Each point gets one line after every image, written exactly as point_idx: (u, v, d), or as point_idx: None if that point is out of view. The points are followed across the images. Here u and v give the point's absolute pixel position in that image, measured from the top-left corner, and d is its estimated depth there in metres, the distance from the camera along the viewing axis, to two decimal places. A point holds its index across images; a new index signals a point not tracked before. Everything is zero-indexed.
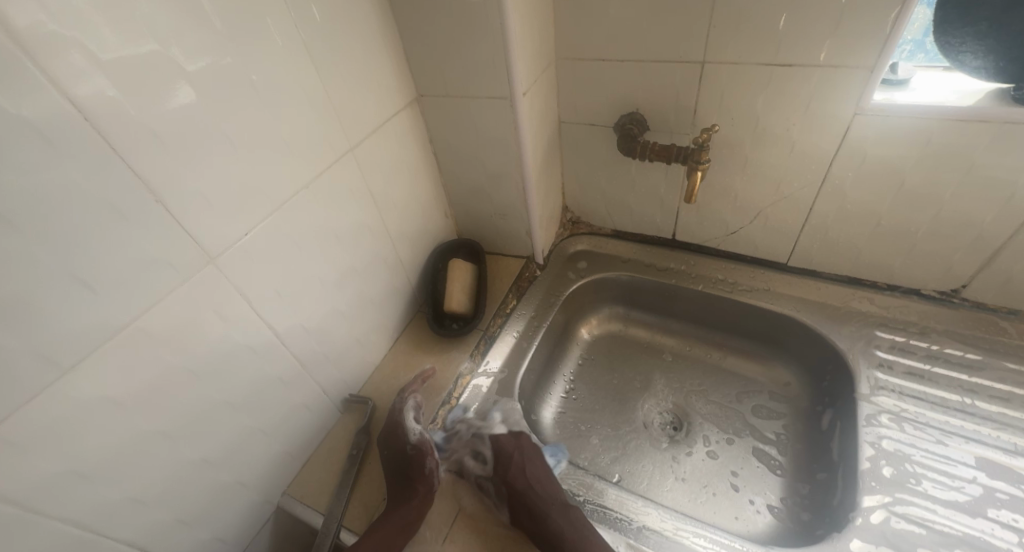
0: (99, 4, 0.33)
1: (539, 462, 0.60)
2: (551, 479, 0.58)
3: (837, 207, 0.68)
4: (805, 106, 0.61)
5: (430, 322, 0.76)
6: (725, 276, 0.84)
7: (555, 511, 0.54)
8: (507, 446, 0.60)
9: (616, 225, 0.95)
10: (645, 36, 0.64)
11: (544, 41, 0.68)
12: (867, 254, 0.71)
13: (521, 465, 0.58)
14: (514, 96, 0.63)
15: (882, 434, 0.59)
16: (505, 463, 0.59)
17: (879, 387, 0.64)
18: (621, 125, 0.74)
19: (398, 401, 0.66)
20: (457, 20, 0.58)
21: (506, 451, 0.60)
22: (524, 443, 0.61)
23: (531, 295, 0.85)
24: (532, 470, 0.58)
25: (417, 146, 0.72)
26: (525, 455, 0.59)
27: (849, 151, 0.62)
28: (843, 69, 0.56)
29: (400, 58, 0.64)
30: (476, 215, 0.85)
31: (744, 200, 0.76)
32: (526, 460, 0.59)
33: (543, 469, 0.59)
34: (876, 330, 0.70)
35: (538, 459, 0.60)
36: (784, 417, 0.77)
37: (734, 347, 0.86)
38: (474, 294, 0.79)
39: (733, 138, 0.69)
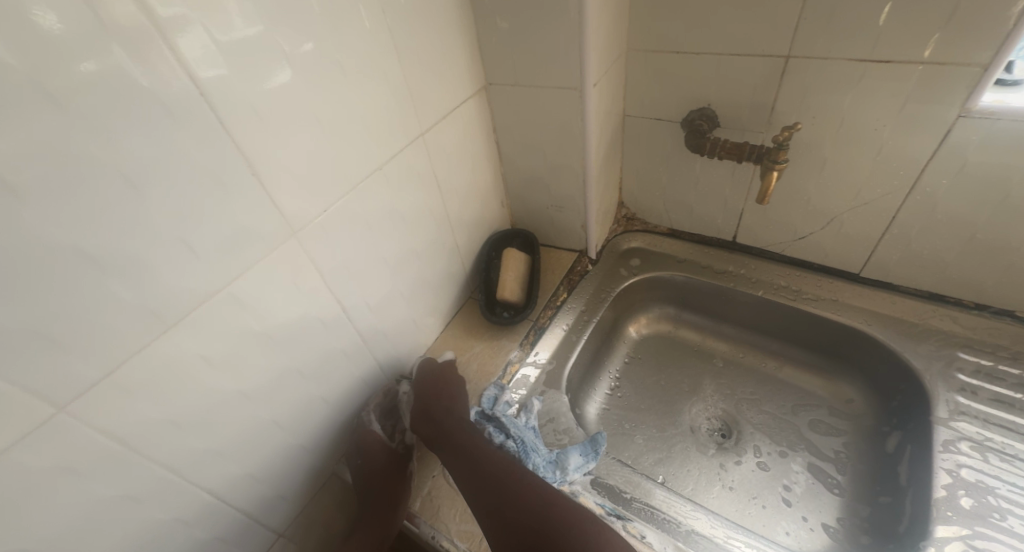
0: None
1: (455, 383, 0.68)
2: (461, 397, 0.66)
3: (924, 217, 0.64)
4: (900, 105, 0.57)
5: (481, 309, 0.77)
6: (788, 283, 0.80)
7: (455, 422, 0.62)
8: (430, 370, 0.68)
9: (673, 224, 0.92)
10: (727, 27, 0.62)
11: (619, 31, 0.66)
12: (954, 269, 0.66)
13: (432, 404, 0.64)
14: (585, 87, 0.62)
15: (961, 462, 0.55)
16: (423, 390, 0.66)
17: (959, 412, 0.59)
18: (690, 120, 0.72)
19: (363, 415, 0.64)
20: (535, 7, 0.57)
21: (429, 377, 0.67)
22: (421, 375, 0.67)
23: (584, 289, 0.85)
24: (444, 389, 0.66)
25: (481, 134, 0.73)
26: (441, 377, 0.67)
27: (946, 157, 0.57)
28: (951, 67, 0.52)
29: (473, 44, 0.64)
30: (532, 206, 0.85)
31: (818, 205, 0.72)
32: (438, 381, 0.67)
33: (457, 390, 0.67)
34: (959, 351, 0.65)
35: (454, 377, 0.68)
36: (844, 435, 0.73)
37: (793, 357, 0.82)
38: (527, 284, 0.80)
39: (812, 138, 0.65)
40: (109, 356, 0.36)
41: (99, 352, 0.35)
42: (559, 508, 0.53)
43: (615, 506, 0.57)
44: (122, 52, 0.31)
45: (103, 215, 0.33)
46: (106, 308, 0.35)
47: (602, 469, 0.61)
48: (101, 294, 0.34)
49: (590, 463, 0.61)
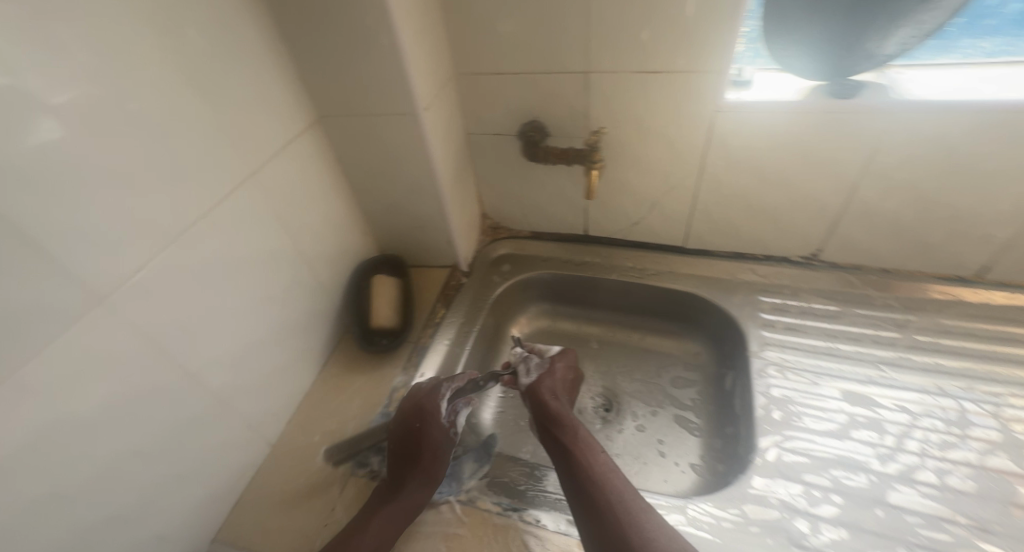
0: None
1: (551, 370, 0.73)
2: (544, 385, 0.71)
3: (715, 193, 0.78)
4: (676, 106, 0.69)
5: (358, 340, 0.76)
6: (634, 263, 0.92)
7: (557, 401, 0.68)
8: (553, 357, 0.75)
9: (533, 227, 1.00)
10: (533, 50, 0.69)
11: (441, 58, 0.71)
12: (745, 231, 0.82)
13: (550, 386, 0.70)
14: (415, 111, 0.65)
15: (771, 384, 0.68)
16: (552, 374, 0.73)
17: (766, 344, 0.74)
18: (523, 133, 0.79)
19: (444, 390, 0.66)
20: (347, 40, 0.58)
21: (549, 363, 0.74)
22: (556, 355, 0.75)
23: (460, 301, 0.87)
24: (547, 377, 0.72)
25: (325, 166, 0.72)
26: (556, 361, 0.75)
27: (717, 143, 0.71)
28: (701, 73, 0.64)
29: (296, 80, 0.63)
30: (394, 230, 0.86)
31: (640, 193, 0.84)
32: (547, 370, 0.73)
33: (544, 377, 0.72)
34: (760, 296, 0.81)
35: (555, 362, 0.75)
36: (696, 384, 0.86)
37: (650, 327, 0.94)
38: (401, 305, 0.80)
39: (622, 138, 0.76)
40: None
41: None
42: (597, 469, 0.59)
43: (512, 501, 0.60)
44: None
45: None
46: None
47: (497, 469, 0.64)
48: None
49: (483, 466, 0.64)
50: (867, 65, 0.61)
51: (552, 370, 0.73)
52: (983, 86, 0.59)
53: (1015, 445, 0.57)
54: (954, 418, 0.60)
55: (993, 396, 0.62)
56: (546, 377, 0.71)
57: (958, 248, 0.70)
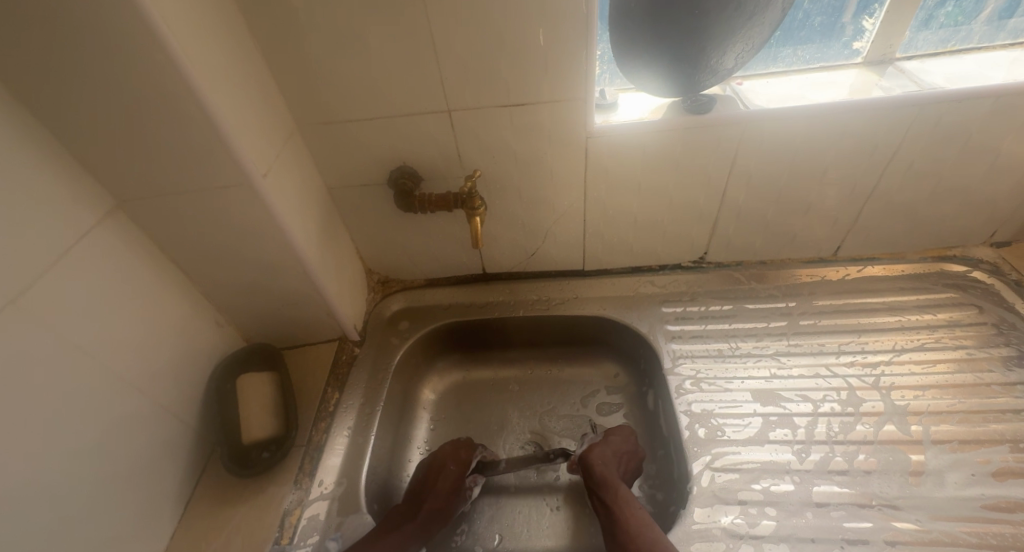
0: None
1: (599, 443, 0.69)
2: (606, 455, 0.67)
3: (602, 215, 0.78)
4: (548, 136, 0.66)
5: (228, 465, 0.63)
6: (539, 295, 0.88)
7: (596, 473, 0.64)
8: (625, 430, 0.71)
9: (426, 274, 0.92)
10: (384, 93, 0.62)
11: (276, 112, 0.60)
12: (636, 246, 0.83)
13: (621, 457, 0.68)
14: (250, 180, 0.54)
15: (690, 400, 0.67)
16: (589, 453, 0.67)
17: (677, 358, 0.74)
18: (394, 181, 0.71)
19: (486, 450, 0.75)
20: (133, 109, 0.46)
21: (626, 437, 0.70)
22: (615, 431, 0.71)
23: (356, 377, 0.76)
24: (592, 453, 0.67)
25: (143, 260, 0.57)
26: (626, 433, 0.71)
27: (595, 168, 0.70)
28: (565, 103, 0.63)
29: (72, 164, 0.49)
30: (259, 314, 0.72)
31: (530, 225, 0.80)
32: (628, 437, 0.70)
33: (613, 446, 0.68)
34: (662, 307, 0.82)
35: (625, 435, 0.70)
36: (622, 407, 0.84)
37: (567, 357, 0.90)
38: (279, 407, 0.68)
39: (501, 174, 0.72)
40: None
41: None
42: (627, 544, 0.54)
43: None
44: None
45: None
46: None
47: None
48: None
49: None
50: (711, 79, 0.64)
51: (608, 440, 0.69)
52: (811, 91, 0.64)
53: (899, 412, 0.62)
54: (847, 397, 0.65)
55: (872, 368, 0.68)
56: (601, 444, 0.68)
57: (817, 233, 0.76)
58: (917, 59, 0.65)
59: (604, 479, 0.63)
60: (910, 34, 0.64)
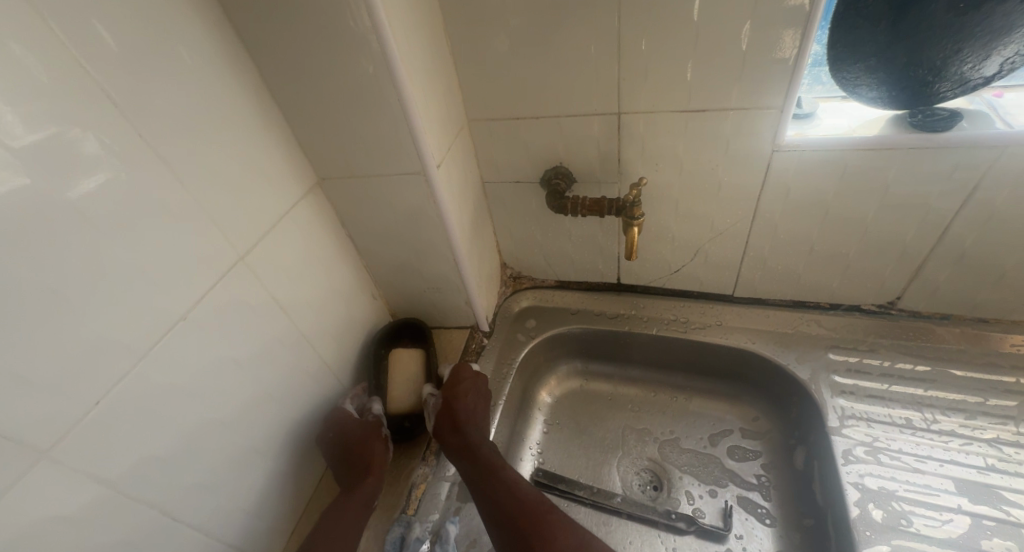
0: None
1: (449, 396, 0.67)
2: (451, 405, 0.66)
3: (770, 239, 0.69)
4: (726, 146, 0.60)
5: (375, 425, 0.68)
6: (676, 315, 0.82)
7: (455, 435, 0.63)
8: (458, 381, 0.68)
9: (559, 276, 0.91)
10: (557, 93, 0.61)
11: (453, 106, 0.63)
12: (806, 278, 0.72)
13: (455, 414, 0.65)
14: (427, 170, 0.57)
15: (864, 472, 0.56)
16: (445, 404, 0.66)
17: (847, 418, 0.62)
18: (548, 181, 0.71)
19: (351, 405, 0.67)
20: (346, 99, 0.51)
21: (459, 383, 0.68)
22: (453, 385, 0.68)
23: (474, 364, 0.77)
24: (453, 405, 0.66)
25: (328, 233, 0.65)
26: (462, 389, 0.68)
27: (774, 185, 0.62)
28: (756, 110, 0.56)
29: (290, 143, 0.56)
30: (407, 293, 0.77)
31: (681, 240, 0.74)
32: (462, 393, 0.67)
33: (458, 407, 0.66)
34: (830, 353, 0.70)
35: (471, 391, 0.68)
36: (761, 457, 0.74)
37: (698, 387, 0.82)
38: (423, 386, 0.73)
39: (661, 182, 0.67)
40: None
41: None
42: (524, 512, 0.56)
43: None
44: None
45: None
46: None
47: None
48: None
49: None
50: (956, 91, 0.52)
51: (464, 389, 0.68)
52: None
53: None
54: None
55: None
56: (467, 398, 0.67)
57: None
58: None
59: (457, 440, 0.63)
60: None
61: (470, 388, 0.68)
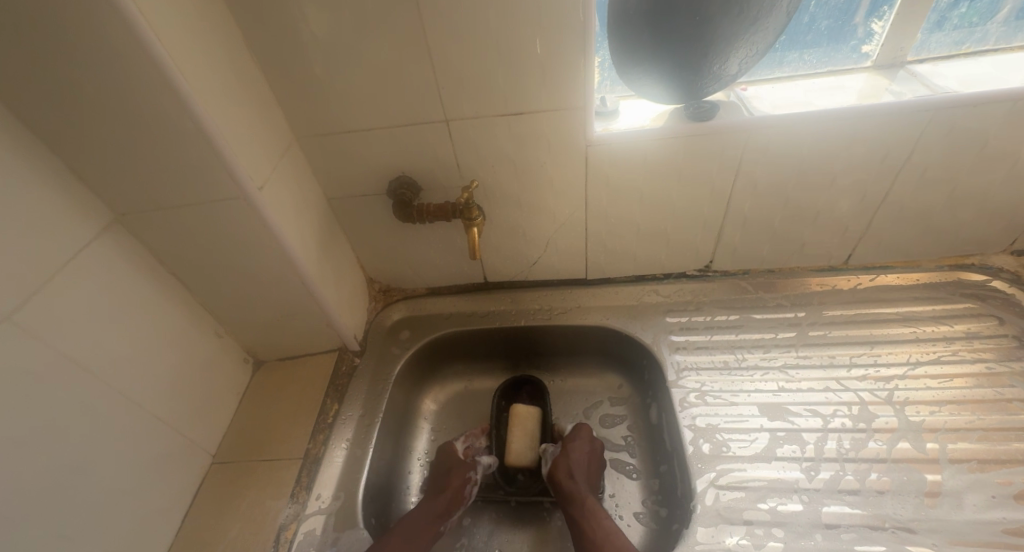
0: None
1: (581, 449, 0.71)
2: (577, 455, 0.70)
3: (604, 224, 0.76)
4: (548, 144, 0.66)
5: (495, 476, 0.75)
6: (541, 304, 0.87)
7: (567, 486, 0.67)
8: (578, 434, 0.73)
9: (428, 283, 0.91)
10: (380, 105, 0.62)
11: (273, 123, 0.60)
12: (639, 255, 0.81)
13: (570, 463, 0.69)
14: (247, 194, 0.54)
15: (695, 413, 0.65)
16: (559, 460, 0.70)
17: (682, 370, 0.72)
18: (393, 191, 0.71)
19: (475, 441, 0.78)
20: (127, 125, 0.46)
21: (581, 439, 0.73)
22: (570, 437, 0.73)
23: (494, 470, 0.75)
24: (575, 458, 0.70)
25: (143, 273, 0.58)
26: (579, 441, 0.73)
27: (595, 176, 0.69)
28: (564, 111, 0.62)
29: (70, 177, 0.49)
30: (258, 325, 0.72)
31: (531, 235, 0.80)
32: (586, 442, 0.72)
33: (575, 457, 0.70)
34: (666, 317, 0.80)
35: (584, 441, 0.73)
36: (625, 419, 0.82)
37: (570, 367, 0.89)
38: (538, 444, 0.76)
39: (500, 183, 0.71)
40: None
41: None
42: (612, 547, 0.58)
43: None
44: None
45: None
46: None
47: None
48: None
49: None
50: (715, 85, 0.62)
51: (578, 447, 0.71)
52: (818, 96, 0.62)
53: (915, 429, 0.60)
54: (859, 413, 0.63)
55: (886, 382, 0.66)
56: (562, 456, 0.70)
57: (826, 241, 0.74)
58: (930, 61, 0.63)
59: (571, 491, 0.66)
60: (922, 37, 0.62)
61: (580, 441, 0.72)
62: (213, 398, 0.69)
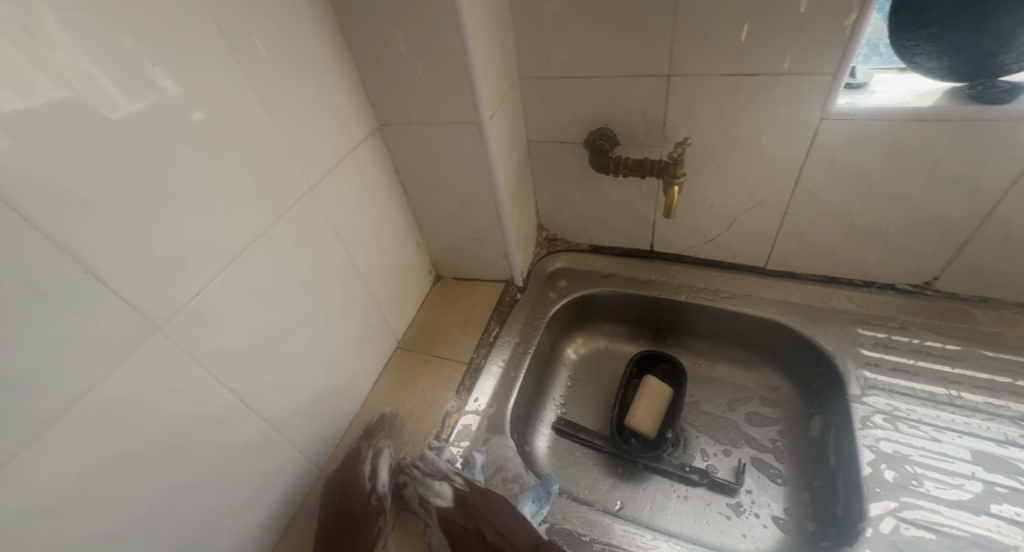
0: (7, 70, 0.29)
1: (498, 518, 0.55)
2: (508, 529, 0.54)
3: (809, 211, 0.69)
4: (774, 112, 0.60)
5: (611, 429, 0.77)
6: (706, 284, 0.83)
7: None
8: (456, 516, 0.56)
9: (593, 240, 0.93)
10: (609, 53, 0.63)
11: (507, 61, 0.66)
12: (842, 254, 0.72)
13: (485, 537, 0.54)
14: (480, 121, 0.60)
15: (878, 436, 0.59)
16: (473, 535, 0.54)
17: (869, 387, 0.64)
18: (591, 141, 0.72)
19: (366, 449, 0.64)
20: (411, 45, 0.55)
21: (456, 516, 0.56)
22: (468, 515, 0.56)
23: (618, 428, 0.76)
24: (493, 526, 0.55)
25: (382, 177, 0.69)
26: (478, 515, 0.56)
27: (818, 155, 0.62)
28: (808, 76, 0.56)
29: (356, 87, 0.60)
30: (448, 243, 0.82)
31: (718, 209, 0.75)
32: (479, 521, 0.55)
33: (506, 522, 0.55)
34: (858, 328, 0.71)
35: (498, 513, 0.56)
36: (778, 423, 0.77)
37: (722, 355, 0.85)
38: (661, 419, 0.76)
39: (705, 148, 0.68)
40: None
41: None
42: None
43: None
44: None
45: None
46: None
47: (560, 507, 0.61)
48: None
49: (544, 508, 0.59)
50: (1019, 63, 0.51)
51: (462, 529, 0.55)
52: None
53: None
54: None
55: None
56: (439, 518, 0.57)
57: None
58: None
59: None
60: None
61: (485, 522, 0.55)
62: (405, 296, 0.81)
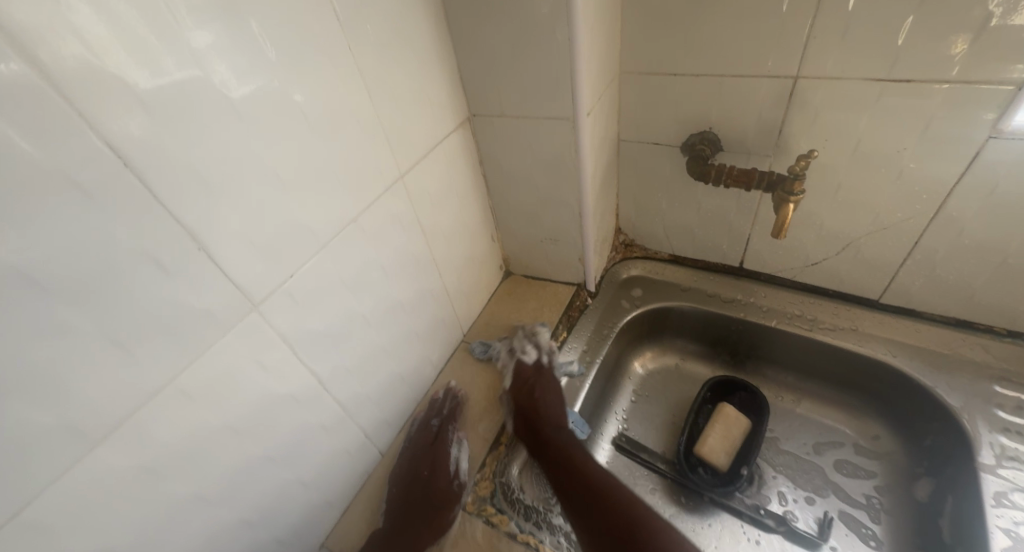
0: (147, 46, 0.29)
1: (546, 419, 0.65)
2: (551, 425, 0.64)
3: (950, 244, 0.59)
4: (924, 127, 0.52)
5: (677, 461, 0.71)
6: (802, 311, 0.75)
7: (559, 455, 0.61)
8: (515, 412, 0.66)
9: (675, 250, 0.86)
10: (729, 49, 0.57)
11: (612, 54, 0.61)
12: (984, 297, 0.61)
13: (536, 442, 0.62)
14: (579, 118, 0.56)
15: (1017, 518, 0.51)
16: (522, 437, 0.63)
17: (1008, 458, 0.55)
18: (690, 145, 0.67)
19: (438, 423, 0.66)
20: (517, 34, 0.52)
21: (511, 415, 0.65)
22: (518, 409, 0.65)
23: (684, 454, 0.71)
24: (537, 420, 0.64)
25: (466, 168, 0.67)
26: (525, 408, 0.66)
27: (974, 182, 0.53)
28: (981, 87, 0.47)
29: (453, 74, 0.58)
30: (524, 240, 0.79)
31: (831, 231, 0.67)
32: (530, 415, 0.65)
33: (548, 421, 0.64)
34: (994, 385, 0.61)
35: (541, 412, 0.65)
36: (875, 478, 0.68)
37: (812, 392, 0.76)
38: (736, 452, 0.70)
39: (828, 163, 0.60)
40: (26, 485, 0.30)
41: (17, 481, 0.29)
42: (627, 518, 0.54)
43: None
44: (14, 130, 0.26)
45: (22, 316, 0.28)
46: (30, 436, 0.29)
47: None
48: (20, 423, 0.29)
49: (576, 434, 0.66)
50: None
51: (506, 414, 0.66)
52: None
53: None
54: None
55: None
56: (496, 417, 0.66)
57: None
58: None
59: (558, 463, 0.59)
60: None
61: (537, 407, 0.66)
62: (475, 289, 0.79)
